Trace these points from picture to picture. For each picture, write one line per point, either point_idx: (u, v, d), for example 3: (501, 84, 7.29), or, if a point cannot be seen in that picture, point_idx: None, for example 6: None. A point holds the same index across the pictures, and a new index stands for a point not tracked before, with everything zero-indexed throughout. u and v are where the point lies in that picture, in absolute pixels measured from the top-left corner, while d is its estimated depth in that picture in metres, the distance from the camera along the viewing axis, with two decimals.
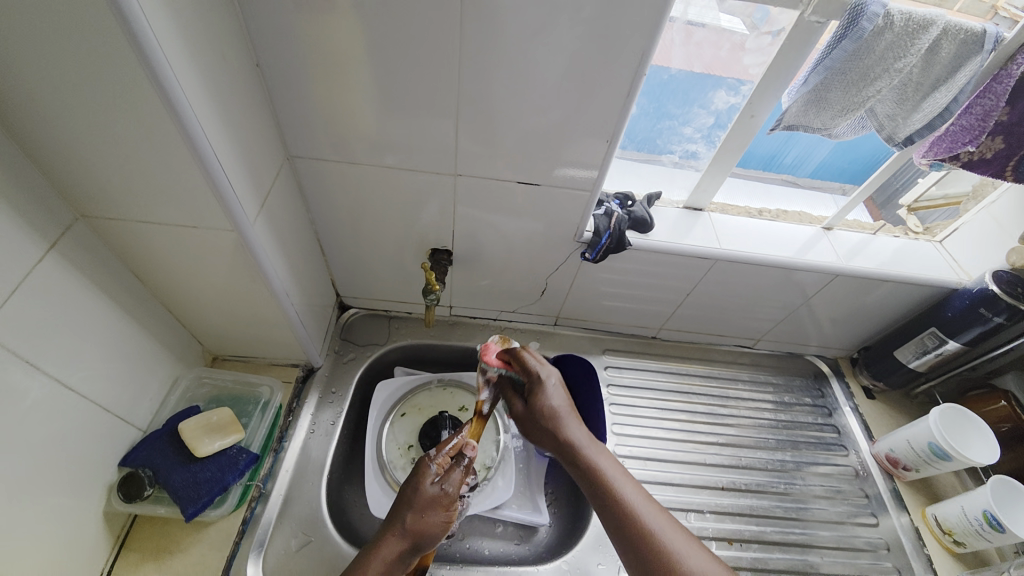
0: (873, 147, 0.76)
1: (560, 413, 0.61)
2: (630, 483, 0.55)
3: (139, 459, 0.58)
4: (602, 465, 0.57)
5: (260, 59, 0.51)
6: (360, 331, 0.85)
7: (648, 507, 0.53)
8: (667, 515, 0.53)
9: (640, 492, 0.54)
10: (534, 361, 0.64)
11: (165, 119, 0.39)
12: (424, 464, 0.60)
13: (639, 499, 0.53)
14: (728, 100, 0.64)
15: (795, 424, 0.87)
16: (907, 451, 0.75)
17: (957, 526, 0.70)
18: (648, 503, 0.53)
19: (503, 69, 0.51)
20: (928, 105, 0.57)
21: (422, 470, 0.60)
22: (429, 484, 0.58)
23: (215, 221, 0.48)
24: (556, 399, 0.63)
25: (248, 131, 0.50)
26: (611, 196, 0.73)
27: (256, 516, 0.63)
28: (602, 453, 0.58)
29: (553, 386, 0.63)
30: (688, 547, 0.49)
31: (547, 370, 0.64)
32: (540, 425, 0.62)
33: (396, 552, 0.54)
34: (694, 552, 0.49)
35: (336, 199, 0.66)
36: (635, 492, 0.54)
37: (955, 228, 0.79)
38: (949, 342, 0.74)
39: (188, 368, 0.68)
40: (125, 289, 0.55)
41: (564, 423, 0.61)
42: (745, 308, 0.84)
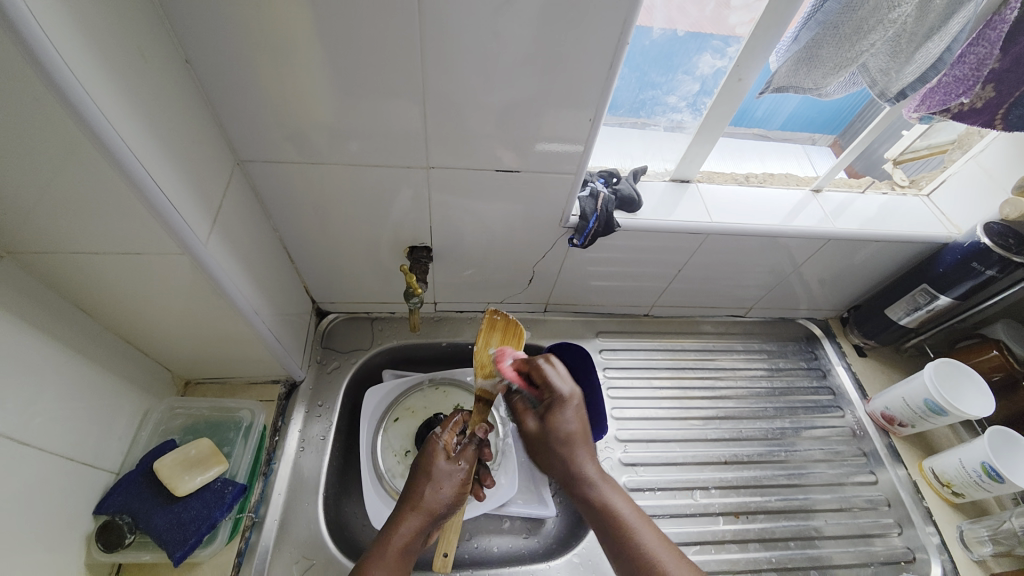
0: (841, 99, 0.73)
1: (575, 438, 0.55)
2: (644, 523, 0.52)
3: (116, 505, 0.54)
4: (615, 503, 0.53)
5: (190, 54, 0.44)
6: (343, 337, 0.81)
7: (649, 533, 0.51)
8: (680, 554, 0.49)
9: (651, 531, 0.51)
10: (555, 374, 0.57)
11: (82, 139, 0.33)
12: (431, 440, 0.60)
13: (651, 539, 0.50)
14: (714, 64, 0.60)
15: (790, 389, 0.88)
16: (902, 408, 0.77)
17: (956, 479, 0.72)
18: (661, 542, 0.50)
19: (471, 47, 0.46)
20: (920, 56, 0.54)
21: (430, 446, 0.60)
22: (441, 461, 0.58)
23: (161, 246, 0.43)
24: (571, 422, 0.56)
25: (187, 141, 0.44)
26: (595, 174, 0.69)
27: (252, 545, 0.61)
28: (614, 487, 0.54)
29: (574, 406, 0.56)
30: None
31: (565, 390, 0.56)
32: (551, 451, 0.55)
33: (416, 528, 0.54)
34: None
35: (301, 203, 0.61)
36: (653, 535, 0.51)
37: (943, 179, 0.79)
38: (941, 297, 0.75)
39: (159, 400, 0.64)
40: (73, 327, 0.49)
41: (577, 451, 0.55)
42: (736, 279, 0.82)
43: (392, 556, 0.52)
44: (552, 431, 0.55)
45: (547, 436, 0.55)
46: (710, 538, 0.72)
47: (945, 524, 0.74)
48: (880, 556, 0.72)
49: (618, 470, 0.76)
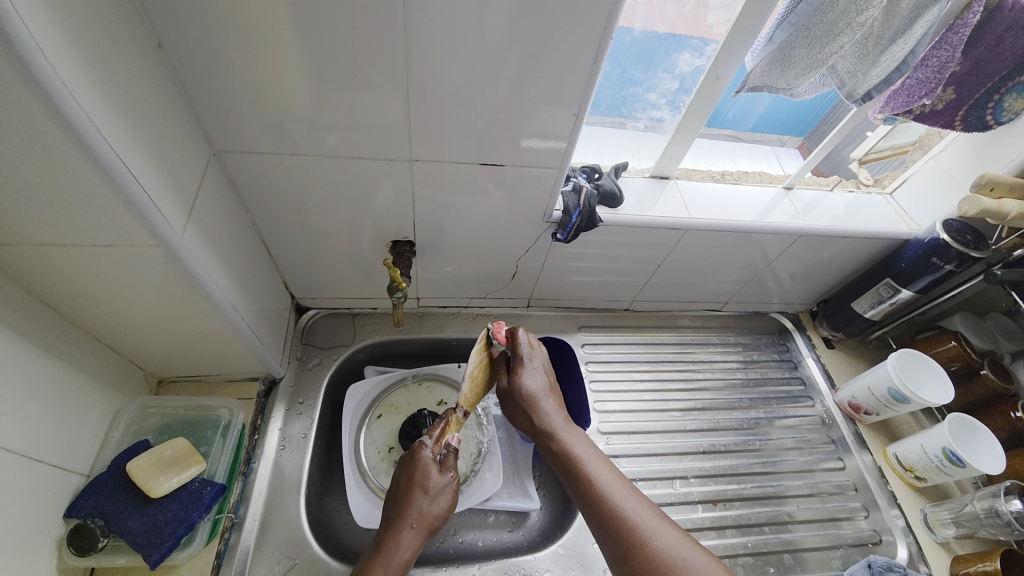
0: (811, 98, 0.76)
1: (537, 397, 0.59)
2: (621, 484, 0.52)
3: (86, 508, 0.52)
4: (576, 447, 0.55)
5: (163, 38, 0.43)
6: (323, 333, 0.80)
7: (612, 480, 0.52)
8: (640, 497, 0.51)
9: (612, 474, 0.53)
10: (526, 341, 0.62)
11: (51, 123, 0.32)
12: (418, 453, 0.58)
13: (609, 480, 0.52)
14: (692, 63, 0.62)
15: (764, 380, 0.91)
16: (868, 398, 0.80)
17: (918, 464, 0.76)
18: (621, 484, 0.52)
19: (455, 39, 0.46)
20: (886, 59, 0.56)
21: (418, 459, 0.58)
22: (432, 473, 0.57)
23: (134, 238, 0.42)
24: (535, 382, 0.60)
25: (161, 129, 0.43)
26: (577, 170, 0.70)
27: (232, 547, 0.59)
28: (577, 435, 0.56)
29: (535, 367, 0.60)
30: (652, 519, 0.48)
31: (536, 357, 0.62)
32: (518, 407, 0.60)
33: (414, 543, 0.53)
34: (664, 528, 0.48)
35: (281, 197, 0.60)
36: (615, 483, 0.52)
37: (905, 179, 0.83)
38: (902, 291, 0.78)
39: (131, 399, 0.62)
40: (38, 323, 0.47)
41: (541, 406, 0.58)
42: (712, 273, 0.85)
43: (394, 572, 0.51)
44: (517, 390, 0.59)
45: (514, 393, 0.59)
46: (690, 525, 0.74)
47: (909, 508, 0.78)
48: (848, 538, 0.76)
49: None
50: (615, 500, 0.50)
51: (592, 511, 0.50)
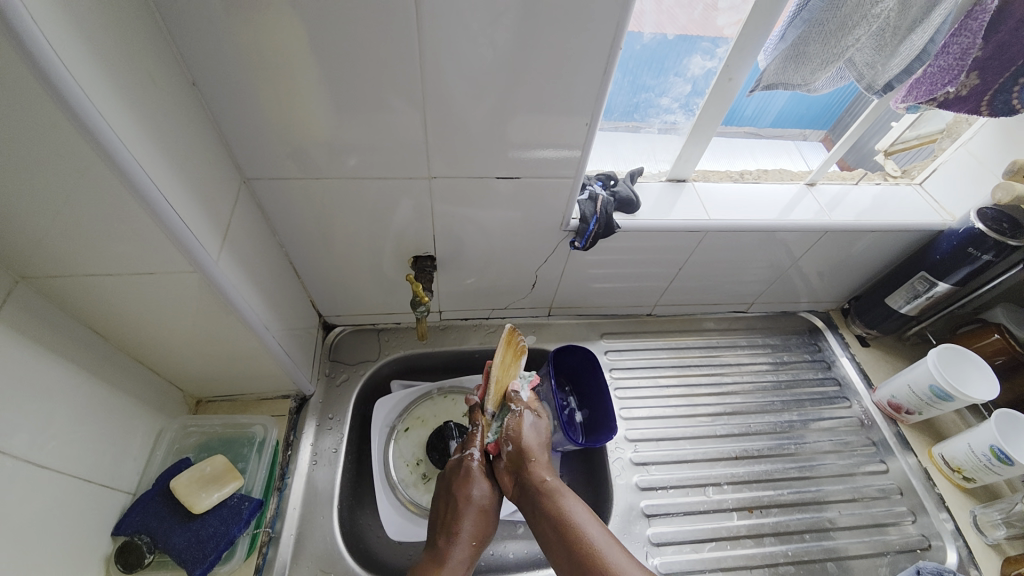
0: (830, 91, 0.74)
1: (533, 447, 0.63)
2: (616, 546, 0.53)
3: (133, 525, 0.55)
4: (557, 492, 0.59)
5: (196, 76, 0.46)
6: (350, 350, 0.82)
7: (589, 520, 0.56)
8: (617, 542, 0.54)
9: (596, 523, 0.56)
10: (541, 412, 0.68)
11: (100, 164, 0.34)
12: (467, 468, 0.63)
13: (584, 518, 0.56)
14: (704, 65, 0.62)
15: (796, 382, 0.89)
16: (909, 396, 0.77)
17: (967, 463, 0.72)
18: (600, 529, 0.55)
19: (467, 59, 0.47)
20: (905, 48, 0.56)
21: (469, 474, 0.63)
22: (482, 487, 0.62)
23: (173, 264, 0.44)
24: (530, 435, 0.64)
25: (196, 161, 0.46)
26: (593, 178, 0.70)
27: (270, 560, 0.61)
28: (567, 491, 0.59)
29: (535, 422, 0.66)
30: (617, 551, 0.52)
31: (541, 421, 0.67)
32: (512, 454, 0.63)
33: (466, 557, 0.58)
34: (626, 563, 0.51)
35: (305, 219, 0.62)
36: (592, 524, 0.55)
37: (934, 168, 0.80)
38: (939, 283, 0.75)
39: (172, 419, 0.64)
40: (86, 349, 0.50)
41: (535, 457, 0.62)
42: (735, 275, 0.83)
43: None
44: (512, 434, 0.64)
45: (512, 437, 0.64)
46: (725, 534, 0.72)
47: (958, 510, 0.74)
48: (895, 545, 0.73)
49: (629, 470, 0.76)
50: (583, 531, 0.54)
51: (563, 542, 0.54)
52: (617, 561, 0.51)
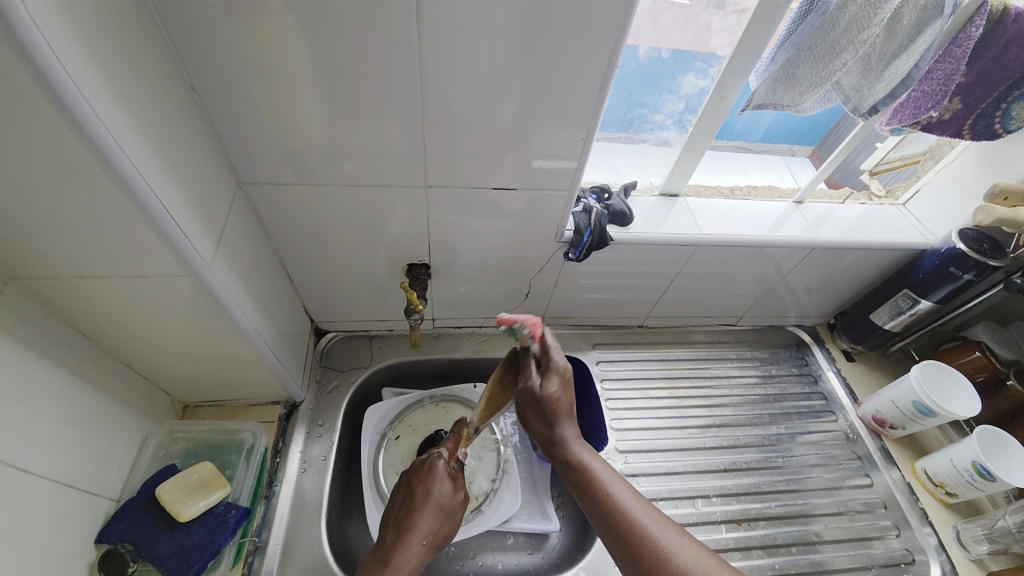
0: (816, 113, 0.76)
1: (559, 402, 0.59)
2: (642, 505, 0.53)
3: (116, 533, 0.54)
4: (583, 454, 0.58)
5: (195, 81, 0.46)
6: (341, 356, 0.81)
7: (615, 480, 0.56)
8: (645, 502, 0.54)
9: (623, 485, 0.55)
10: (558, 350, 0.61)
11: (95, 166, 0.34)
12: (432, 465, 0.62)
13: (610, 478, 0.56)
14: (697, 84, 0.64)
15: (784, 395, 0.90)
16: (893, 411, 0.79)
17: (949, 479, 0.74)
18: (628, 490, 0.55)
19: (466, 71, 0.48)
20: (890, 73, 0.57)
21: (433, 472, 0.62)
22: (444, 488, 0.61)
23: (167, 268, 0.44)
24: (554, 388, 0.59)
25: (193, 165, 0.46)
26: (588, 190, 0.72)
27: (255, 570, 0.60)
28: (591, 452, 0.59)
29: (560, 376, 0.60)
30: (646, 512, 0.52)
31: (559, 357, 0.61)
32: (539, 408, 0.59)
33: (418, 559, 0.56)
34: (655, 521, 0.51)
35: (301, 225, 0.62)
36: (620, 485, 0.55)
37: (917, 189, 0.83)
38: (921, 301, 0.77)
39: (158, 425, 0.63)
40: (75, 351, 0.49)
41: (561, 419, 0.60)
42: (725, 288, 0.85)
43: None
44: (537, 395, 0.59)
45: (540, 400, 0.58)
46: (713, 546, 0.72)
47: (941, 525, 0.75)
48: (880, 559, 0.73)
49: None
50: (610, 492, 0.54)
51: (592, 503, 0.54)
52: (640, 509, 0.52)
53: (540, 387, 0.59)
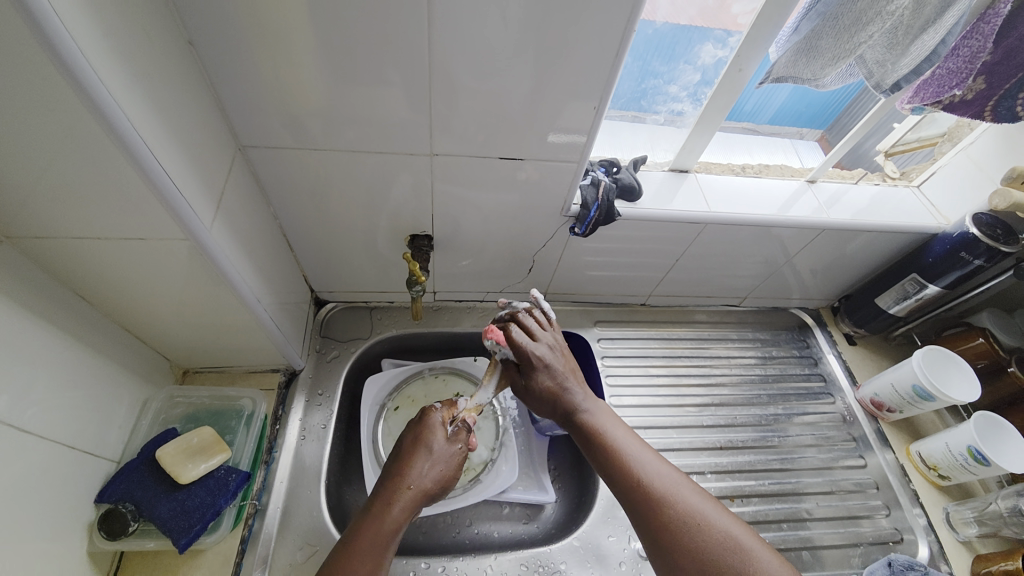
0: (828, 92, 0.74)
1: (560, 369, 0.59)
2: (640, 444, 0.55)
3: (117, 493, 0.54)
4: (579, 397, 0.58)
5: (193, 35, 0.44)
6: (341, 326, 0.81)
7: (614, 422, 0.57)
8: (643, 442, 0.55)
9: (621, 427, 0.57)
10: (538, 321, 0.61)
11: (92, 122, 0.33)
12: (427, 416, 0.60)
13: (609, 421, 0.57)
14: (715, 54, 0.61)
15: (782, 376, 0.90)
16: (892, 395, 0.79)
17: (942, 461, 0.75)
18: (625, 432, 0.56)
19: (479, 34, 0.46)
20: (916, 49, 0.55)
21: (427, 423, 0.60)
22: (439, 438, 0.59)
23: (165, 230, 0.43)
24: (553, 356, 0.59)
25: (191, 125, 0.44)
26: (596, 164, 0.70)
27: (256, 533, 0.61)
28: (590, 396, 0.59)
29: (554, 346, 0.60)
30: (645, 452, 0.54)
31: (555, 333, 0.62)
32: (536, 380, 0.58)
33: (410, 506, 0.53)
34: (653, 458, 0.53)
35: (302, 191, 0.61)
36: (618, 427, 0.57)
37: (932, 172, 0.81)
38: (929, 286, 0.77)
39: (159, 389, 0.63)
40: (72, 314, 0.49)
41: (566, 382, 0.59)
42: (730, 268, 0.84)
43: (389, 528, 0.50)
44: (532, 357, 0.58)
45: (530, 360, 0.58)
46: None
47: (931, 506, 0.77)
48: (868, 537, 0.75)
49: None
50: (608, 435, 0.55)
51: (592, 445, 0.55)
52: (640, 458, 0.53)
53: (531, 345, 0.59)
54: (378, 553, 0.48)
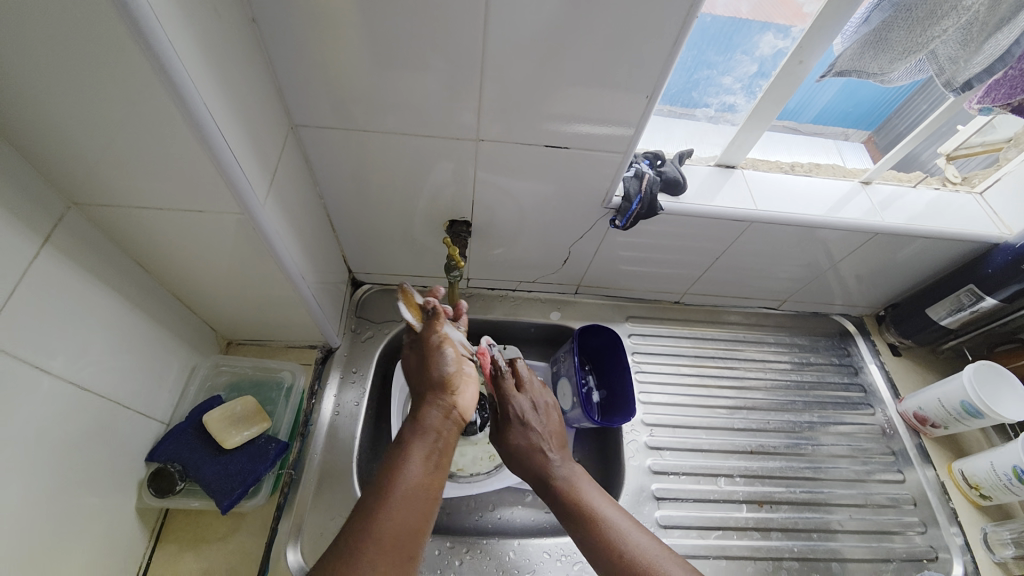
0: (879, 89, 0.70)
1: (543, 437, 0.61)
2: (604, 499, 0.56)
3: (167, 453, 0.57)
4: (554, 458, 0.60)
5: (256, 13, 0.44)
6: (375, 308, 0.83)
7: (578, 476, 0.59)
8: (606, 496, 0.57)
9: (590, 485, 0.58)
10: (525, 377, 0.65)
11: (161, 91, 0.34)
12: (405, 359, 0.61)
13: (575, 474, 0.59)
14: (775, 44, 0.58)
15: (819, 384, 0.87)
16: (937, 410, 0.76)
17: (985, 481, 0.72)
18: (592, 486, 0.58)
19: (534, 19, 0.45)
20: (988, 48, 0.52)
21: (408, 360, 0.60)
22: (413, 355, 0.59)
23: (222, 204, 0.44)
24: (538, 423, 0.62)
25: (250, 102, 0.45)
26: (640, 156, 0.68)
27: (290, 501, 0.63)
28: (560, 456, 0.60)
29: (536, 410, 0.63)
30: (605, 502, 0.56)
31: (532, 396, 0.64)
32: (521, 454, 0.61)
33: (444, 412, 0.52)
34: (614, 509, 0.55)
35: (347, 172, 0.62)
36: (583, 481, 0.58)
37: (997, 178, 0.76)
38: (986, 298, 0.73)
39: (205, 357, 0.66)
40: (130, 280, 0.51)
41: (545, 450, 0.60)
42: (769, 270, 0.81)
43: (429, 443, 0.50)
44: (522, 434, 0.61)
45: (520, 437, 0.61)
46: (732, 524, 0.73)
47: (969, 526, 0.74)
48: (901, 553, 0.73)
49: (642, 453, 0.76)
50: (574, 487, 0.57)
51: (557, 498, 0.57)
52: (596, 501, 0.55)
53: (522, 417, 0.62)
54: (424, 470, 0.47)
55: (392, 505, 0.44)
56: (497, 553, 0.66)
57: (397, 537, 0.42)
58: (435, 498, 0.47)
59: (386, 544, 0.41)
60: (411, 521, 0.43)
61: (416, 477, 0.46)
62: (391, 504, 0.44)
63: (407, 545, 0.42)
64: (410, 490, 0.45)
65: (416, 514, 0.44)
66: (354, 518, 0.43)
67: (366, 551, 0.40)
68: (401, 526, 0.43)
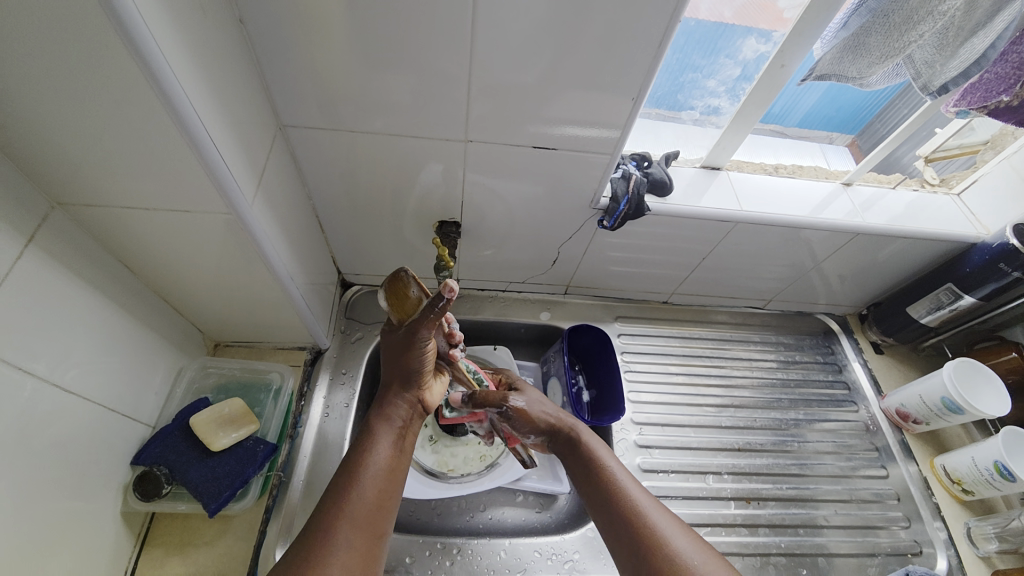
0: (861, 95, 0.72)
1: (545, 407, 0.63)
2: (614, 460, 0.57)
3: (153, 456, 0.56)
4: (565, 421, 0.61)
5: (244, 13, 0.44)
6: (364, 309, 0.83)
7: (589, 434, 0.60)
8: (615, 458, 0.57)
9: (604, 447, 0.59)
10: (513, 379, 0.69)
11: (147, 90, 0.34)
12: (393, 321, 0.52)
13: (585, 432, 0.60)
14: (757, 49, 0.60)
15: (804, 382, 0.89)
16: (919, 406, 0.78)
17: (967, 476, 0.73)
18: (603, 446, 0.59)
19: (520, 22, 0.45)
20: (964, 51, 0.53)
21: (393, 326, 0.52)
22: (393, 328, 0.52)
23: (209, 204, 0.44)
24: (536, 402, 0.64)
25: (239, 103, 0.45)
26: (627, 157, 0.69)
27: (279, 503, 0.63)
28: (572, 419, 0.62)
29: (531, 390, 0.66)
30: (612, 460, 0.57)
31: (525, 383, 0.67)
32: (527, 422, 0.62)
33: (409, 405, 0.53)
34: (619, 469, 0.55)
35: (336, 173, 0.62)
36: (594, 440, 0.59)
37: (974, 179, 0.78)
38: (965, 297, 0.75)
39: (192, 359, 0.66)
40: (116, 281, 0.51)
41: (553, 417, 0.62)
42: (755, 270, 0.82)
43: (394, 429, 0.51)
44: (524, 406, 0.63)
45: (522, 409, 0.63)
46: (721, 521, 0.73)
47: (952, 521, 0.75)
48: (885, 547, 0.74)
49: (631, 452, 0.77)
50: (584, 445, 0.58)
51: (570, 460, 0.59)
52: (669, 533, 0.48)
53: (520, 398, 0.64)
54: (391, 452, 0.49)
55: (362, 482, 0.46)
56: (488, 553, 0.66)
57: (367, 515, 0.44)
58: (401, 478, 0.49)
59: (357, 523, 0.44)
60: (379, 500, 0.46)
61: (383, 460, 0.48)
62: (361, 484, 0.46)
63: (378, 521, 0.45)
64: (378, 473, 0.47)
65: (383, 494, 0.46)
66: (326, 496, 0.45)
67: (341, 527, 0.43)
68: (369, 505, 0.45)
